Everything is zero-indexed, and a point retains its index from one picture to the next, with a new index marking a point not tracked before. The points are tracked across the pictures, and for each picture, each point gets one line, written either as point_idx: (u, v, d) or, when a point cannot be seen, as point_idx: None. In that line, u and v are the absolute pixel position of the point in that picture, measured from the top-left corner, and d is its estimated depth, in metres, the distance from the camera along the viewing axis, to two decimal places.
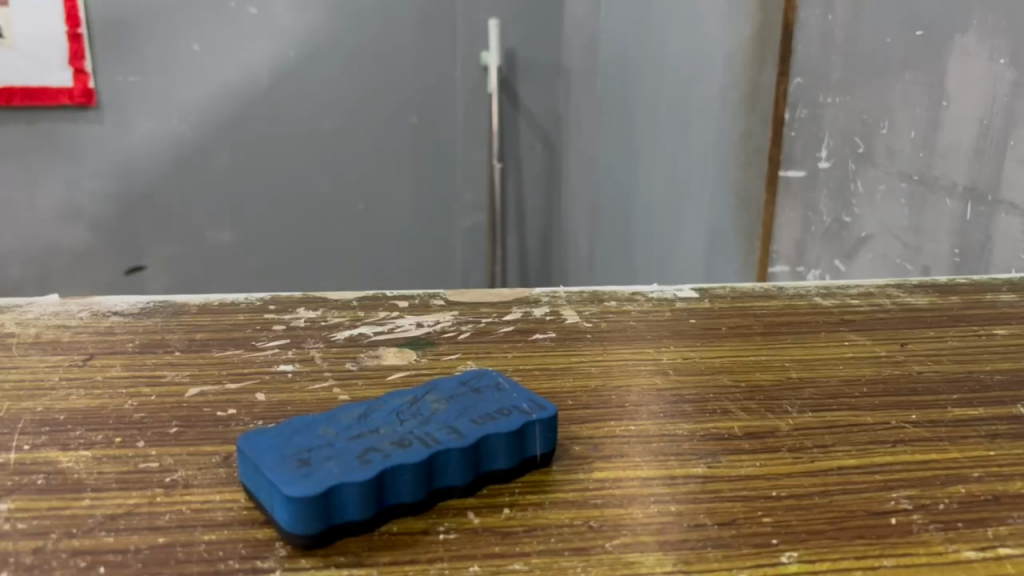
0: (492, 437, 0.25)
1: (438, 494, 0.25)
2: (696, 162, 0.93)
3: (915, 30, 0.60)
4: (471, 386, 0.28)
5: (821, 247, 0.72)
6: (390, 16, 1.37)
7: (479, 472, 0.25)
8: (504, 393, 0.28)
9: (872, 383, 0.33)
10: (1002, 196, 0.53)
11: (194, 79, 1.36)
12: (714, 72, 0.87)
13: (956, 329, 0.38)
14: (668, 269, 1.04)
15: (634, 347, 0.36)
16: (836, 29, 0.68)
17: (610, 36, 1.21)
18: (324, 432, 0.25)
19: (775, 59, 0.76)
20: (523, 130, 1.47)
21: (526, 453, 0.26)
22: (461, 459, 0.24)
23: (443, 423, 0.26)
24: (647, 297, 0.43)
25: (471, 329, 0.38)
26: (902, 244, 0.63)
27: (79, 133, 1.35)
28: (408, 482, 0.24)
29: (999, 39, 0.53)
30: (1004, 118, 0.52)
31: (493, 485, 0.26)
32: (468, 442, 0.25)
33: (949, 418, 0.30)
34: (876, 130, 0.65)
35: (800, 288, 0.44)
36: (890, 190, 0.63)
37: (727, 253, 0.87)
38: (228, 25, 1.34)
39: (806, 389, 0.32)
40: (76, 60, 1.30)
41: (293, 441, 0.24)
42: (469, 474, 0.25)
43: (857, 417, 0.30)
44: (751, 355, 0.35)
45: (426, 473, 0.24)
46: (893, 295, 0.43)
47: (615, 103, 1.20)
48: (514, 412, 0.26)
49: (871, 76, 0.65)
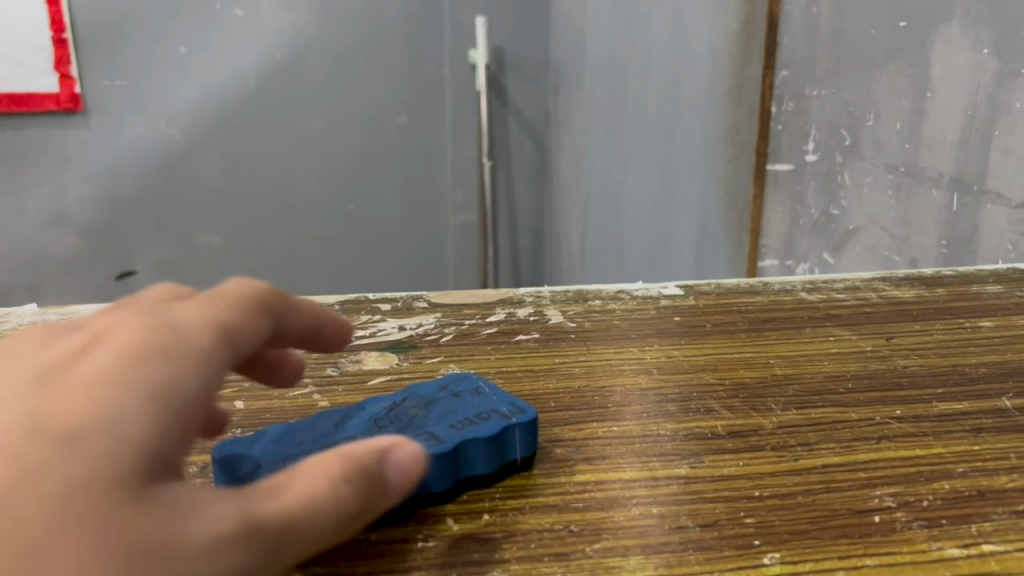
0: (470, 442, 0.25)
1: (416, 503, 0.24)
2: (683, 156, 0.93)
3: (899, 22, 0.59)
4: (450, 391, 0.28)
5: (810, 240, 0.73)
6: (378, 17, 1.36)
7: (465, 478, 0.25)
8: (483, 397, 0.28)
9: (857, 378, 0.33)
10: (989, 186, 0.53)
11: (180, 82, 1.35)
12: (699, 65, 0.88)
13: (941, 321, 0.38)
14: (656, 265, 1.05)
15: (617, 347, 0.36)
16: (821, 20, 0.69)
17: (597, 34, 1.21)
18: (300, 441, 0.24)
19: (760, 53, 0.76)
20: (512, 128, 1.48)
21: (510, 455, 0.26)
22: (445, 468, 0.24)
23: (420, 430, 0.25)
24: (631, 295, 0.42)
25: (454, 331, 0.38)
26: (890, 236, 0.62)
27: (66, 138, 1.34)
28: None
29: (983, 28, 0.52)
30: (989, 108, 0.52)
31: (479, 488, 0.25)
32: (446, 448, 0.24)
33: (933, 412, 0.30)
34: (861, 121, 0.65)
35: (786, 283, 0.44)
36: (877, 182, 0.63)
37: (715, 248, 0.87)
38: (213, 28, 1.33)
39: (790, 386, 0.32)
40: (61, 65, 1.28)
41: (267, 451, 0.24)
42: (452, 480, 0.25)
43: (842, 414, 0.30)
44: (734, 353, 0.35)
45: None
46: (878, 288, 0.43)
47: (603, 99, 1.20)
48: (493, 417, 0.26)
49: (856, 68, 0.65)
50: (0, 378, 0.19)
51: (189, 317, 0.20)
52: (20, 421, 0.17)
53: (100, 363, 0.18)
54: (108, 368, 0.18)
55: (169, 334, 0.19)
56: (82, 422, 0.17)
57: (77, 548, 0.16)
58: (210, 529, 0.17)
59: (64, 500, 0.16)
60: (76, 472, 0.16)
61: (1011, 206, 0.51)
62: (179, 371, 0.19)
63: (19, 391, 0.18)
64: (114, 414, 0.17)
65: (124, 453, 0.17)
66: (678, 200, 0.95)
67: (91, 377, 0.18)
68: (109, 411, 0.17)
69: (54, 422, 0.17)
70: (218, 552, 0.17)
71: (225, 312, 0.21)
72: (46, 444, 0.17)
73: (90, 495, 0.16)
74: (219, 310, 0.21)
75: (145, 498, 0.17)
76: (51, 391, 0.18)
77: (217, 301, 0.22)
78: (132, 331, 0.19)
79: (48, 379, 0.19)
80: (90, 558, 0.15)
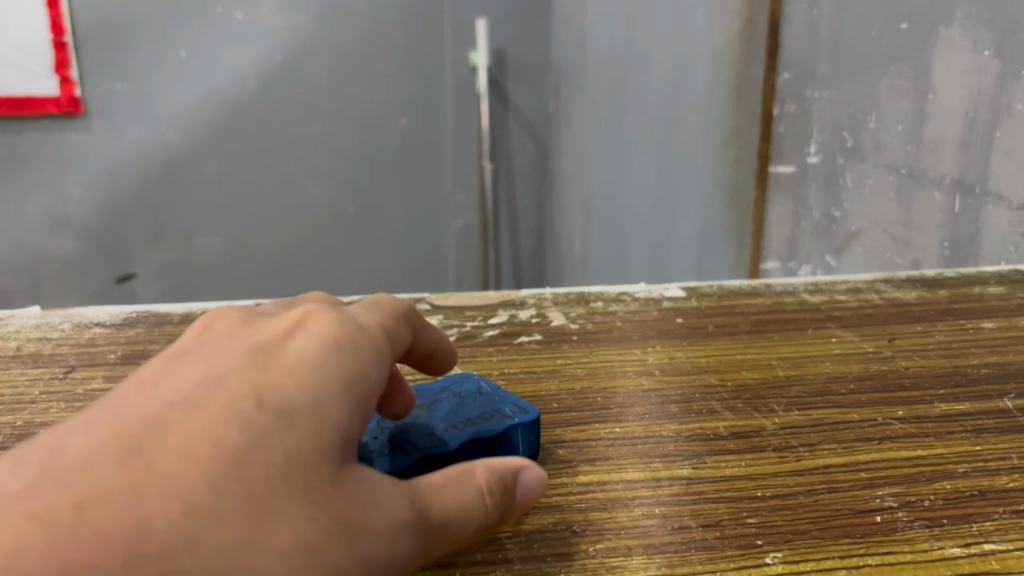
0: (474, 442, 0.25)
1: None
2: (684, 159, 0.93)
3: (900, 24, 0.60)
4: (454, 391, 0.28)
5: (812, 242, 0.73)
6: (379, 21, 1.37)
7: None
8: (486, 397, 0.28)
9: (859, 379, 0.33)
10: (990, 188, 0.53)
11: (181, 85, 1.35)
12: (700, 68, 0.88)
13: (944, 323, 0.38)
14: (658, 268, 1.05)
15: (619, 348, 0.36)
16: (823, 22, 0.69)
17: (597, 35, 1.21)
18: None
19: (761, 55, 0.76)
20: (514, 130, 1.49)
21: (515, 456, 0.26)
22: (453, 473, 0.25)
23: (424, 430, 0.26)
24: (633, 297, 0.43)
25: (456, 333, 0.38)
26: (891, 239, 0.63)
27: (67, 143, 1.34)
28: None
29: (984, 31, 0.52)
30: (990, 110, 0.52)
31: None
32: (450, 448, 0.25)
33: (935, 413, 0.30)
34: (863, 124, 0.65)
35: (788, 285, 0.44)
36: (879, 184, 0.63)
37: (718, 251, 0.87)
38: (214, 31, 1.34)
39: (792, 387, 0.32)
40: (61, 68, 1.28)
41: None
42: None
43: (844, 414, 0.30)
44: (736, 354, 0.35)
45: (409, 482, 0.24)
46: (880, 290, 0.43)
47: (604, 101, 1.20)
48: (495, 417, 0.27)
49: (858, 71, 0.65)
50: (211, 348, 0.22)
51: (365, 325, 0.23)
52: (241, 388, 0.20)
53: (306, 353, 0.21)
54: (313, 360, 0.21)
55: (359, 339, 0.22)
56: (299, 402, 0.20)
57: (295, 510, 0.18)
58: (389, 517, 0.19)
59: (286, 467, 0.18)
60: (295, 445, 0.19)
61: (1012, 209, 0.51)
62: (361, 365, 0.21)
63: (234, 363, 0.21)
64: (322, 401, 0.20)
65: (331, 437, 0.20)
66: (680, 203, 0.95)
67: (299, 365, 0.21)
68: (318, 399, 0.20)
69: (272, 396, 0.20)
70: (396, 540, 0.19)
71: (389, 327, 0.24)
72: (269, 413, 0.19)
73: (306, 468, 0.19)
74: (384, 323, 0.24)
75: (344, 480, 0.19)
76: (265, 366, 0.21)
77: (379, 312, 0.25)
78: (326, 328, 0.22)
79: (257, 357, 0.21)
80: (307, 523, 0.18)
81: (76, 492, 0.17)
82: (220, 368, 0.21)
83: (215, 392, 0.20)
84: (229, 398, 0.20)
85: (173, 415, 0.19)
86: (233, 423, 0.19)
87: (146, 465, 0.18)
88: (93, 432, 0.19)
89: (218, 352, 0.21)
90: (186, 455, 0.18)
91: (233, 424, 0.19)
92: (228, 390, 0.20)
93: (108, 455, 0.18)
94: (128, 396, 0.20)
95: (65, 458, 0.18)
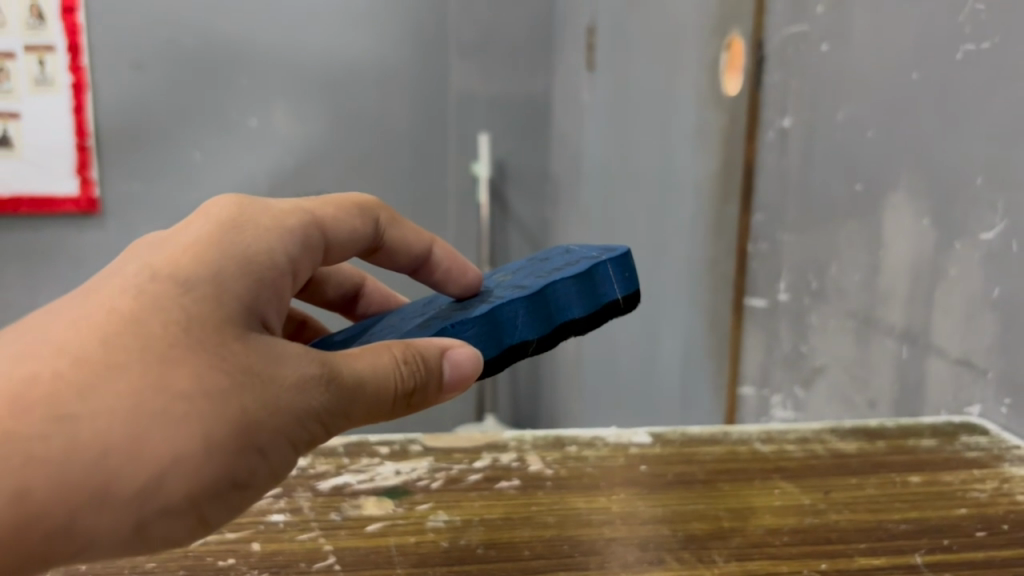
0: (554, 285, 0.43)
1: (515, 342, 0.41)
2: (670, 280, 0.99)
3: (855, 185, 0.66)
4: (542, 260, 0.48)
5: (784, 373, 0.77)
6: (384, 132, 1.46)
7: (559, 319, 0.42)
8: (568, 258, 0.46)
9: (792, 532, 0.37)
10: (932, 341, 0.58)
11: (195, 186, 1.43)
12: (684, 198, 0.95)
13: (876, 476, 0.43)
14: (645, 382, 1.10)
15: (588, 496, 0.41)
16: (790, 171, 0.75)
17: (593, 152, 1.29)
18: (393, 320, 0.46)
19: (737, 196, 0.83)
20: (512, 236, 1.55)
21: (601, 294, 0.44)
22: (534, 309, 0.42)
23: (515, 287, 0.44)
24: (604, 441, 0.48)
25: (444, 477, 0.43)
26: (853, 378, 0.67)
27: (83, 239, 1.42)
28: (474, 333, 0.40)
29: (922, 200, 0.58)
30: (931, 268, 0.58)
31: (575, 324, 0.43)
32: (530, 291, 0.42)
33: (854, 567, 0.35)
34: (825, 271, 0.70)
35: (744, 433, 0.49)
36: (841, 326, 0.68)
37: (701, 371, 0.92)
38: (228, 137, 1.42)
39: (733, 538, 0.37)
40: (82, 169, 1.37)
41: (375, 333, 0.44)
42: (543, 324, 0.42)
43: (775, 567, 0.35)
44: (689, 505, 0.40)
45: (493, 325, 0.40)
46: (826, 441, 0.48)
47: (597, 217, 1.27)
48: (572, 268, 0.44)
49: (819, 221, 0.71)
50: (129, 260, 0.34)
51: (242, 236, 0.36)
52: (151, 283, 0.32)
53: (201, 247, 0.34)
54: (205, 246, 0.34)
55: (242, 235, 0.36)
56: (197, 284, 0.32)
57: (200, 360, 0.30)
58: (296, 370, 0.32)
59: (189, 326, 0.31)
60: (192, 315, 0.31)
61: (951, 361, 0.57)
62: (244, 249, 0.35)
63: (146, 266, 0.33)
64: (209, 281, 0.33)
65: (220, 307, 0.32)
66: (667, 321, 1.01)
67: (196, 254, 0.33)
68: (212, 282, 0.33)
69: (178, 280, 0.32)
70: (299, 384, 0.32)
71: (338, 217, 0.43)
72: (175, 293, 0.31)
73: (204, 330, 0.31)
74: (331, 214, 0.42)
75: (247, 341, 0.32)
76: (172, 262, 0.33)
77: (277, 221, 0.38)
78: (216, 230, 0.35)
79: (162, 256, 0.34)
80: (216, 364, 0.30)
81: (30, 354, 0.28)
82: (136, 272, 0.33)
83: (131, 287, 0.31)
84: (142, 290, 0.31)
85: (104, 303, 0.30)
86: (149, 302, 0.31)
87: (82, 331, 0.29)
88: (48, 320, 0.30)
89: (109, 278, 0.32)
90: (112, 322, 0.30)
91: (148, 302, 0.31)
92: (141, 286, 0.32)
93: (62, 328, 0.29)
94: (72, 297, 0.31)
95: (32, 334, 0.29)
